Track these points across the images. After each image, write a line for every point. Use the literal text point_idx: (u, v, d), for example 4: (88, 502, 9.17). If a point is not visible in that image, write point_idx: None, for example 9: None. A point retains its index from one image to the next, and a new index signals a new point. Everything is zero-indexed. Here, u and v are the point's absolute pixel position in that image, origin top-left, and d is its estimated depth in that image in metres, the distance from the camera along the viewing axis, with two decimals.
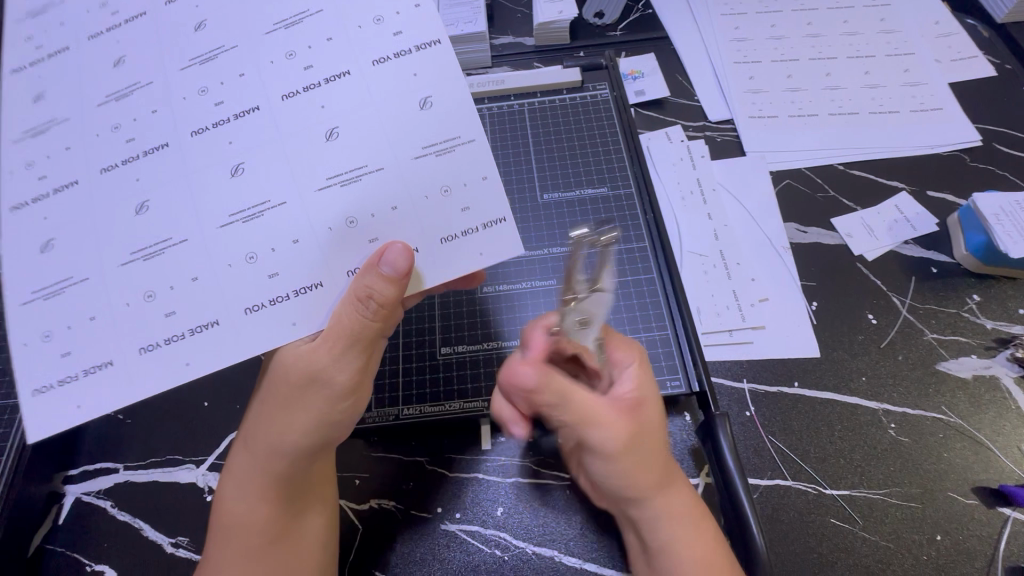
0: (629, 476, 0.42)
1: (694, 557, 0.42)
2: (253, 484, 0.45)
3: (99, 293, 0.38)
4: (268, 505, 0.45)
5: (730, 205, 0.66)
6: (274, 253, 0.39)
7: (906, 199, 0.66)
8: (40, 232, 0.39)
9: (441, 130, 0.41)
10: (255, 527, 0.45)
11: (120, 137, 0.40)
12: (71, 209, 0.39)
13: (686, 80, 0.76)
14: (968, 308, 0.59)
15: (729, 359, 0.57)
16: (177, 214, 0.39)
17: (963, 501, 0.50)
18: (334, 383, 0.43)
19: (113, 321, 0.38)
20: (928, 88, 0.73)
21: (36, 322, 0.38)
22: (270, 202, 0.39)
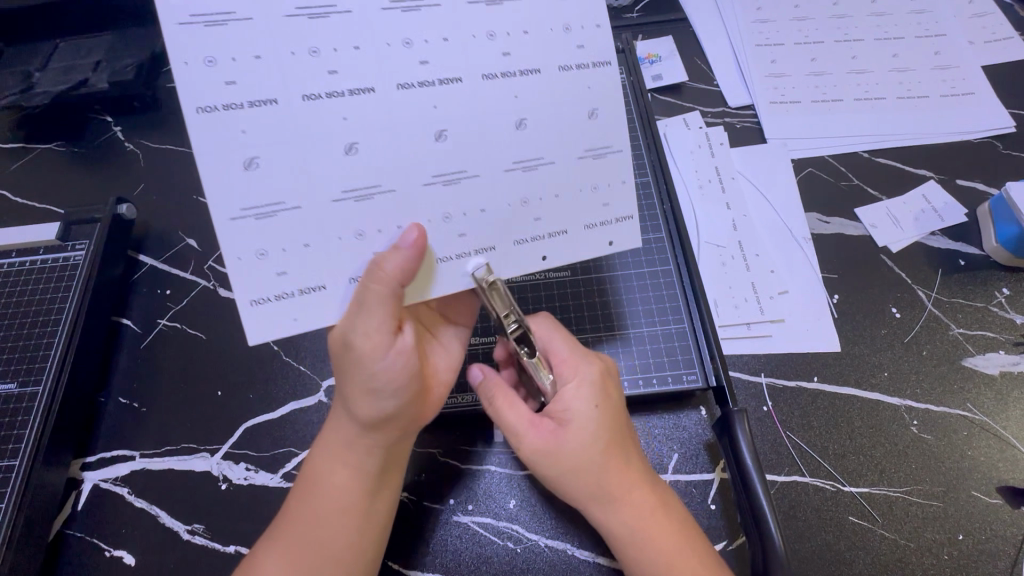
0: (601, 472, 0.43)
1: (662, 556, 0.42)
2: (337, 453, 0.44)
3: (311, 222, 0.37)
4: (349, 476, 0.44)
5: (750, 194, 0.64)
6: (467, 218, 0.40)
7: (934, 188, 0.64)
8: (241, 146, 0.35)
9: (610, 132, 0.42)
10: (332, 499, 0.44)
11: (219, 75, 0.34)
12: (275, 131, 0.35)
13: (706, 64, 0.73)
14: (996, 302, 0.57)
15: (748, 352, 0.56)
16: (387, 161, 0.37)
17: (986, 501, 0.49)
18: (399, 365, 0.41)
19: (324, 250, 0.38)
20: (960, 71, 0.70)
21: (247, 239, 0.37)
22: (467, 174, 0.39)
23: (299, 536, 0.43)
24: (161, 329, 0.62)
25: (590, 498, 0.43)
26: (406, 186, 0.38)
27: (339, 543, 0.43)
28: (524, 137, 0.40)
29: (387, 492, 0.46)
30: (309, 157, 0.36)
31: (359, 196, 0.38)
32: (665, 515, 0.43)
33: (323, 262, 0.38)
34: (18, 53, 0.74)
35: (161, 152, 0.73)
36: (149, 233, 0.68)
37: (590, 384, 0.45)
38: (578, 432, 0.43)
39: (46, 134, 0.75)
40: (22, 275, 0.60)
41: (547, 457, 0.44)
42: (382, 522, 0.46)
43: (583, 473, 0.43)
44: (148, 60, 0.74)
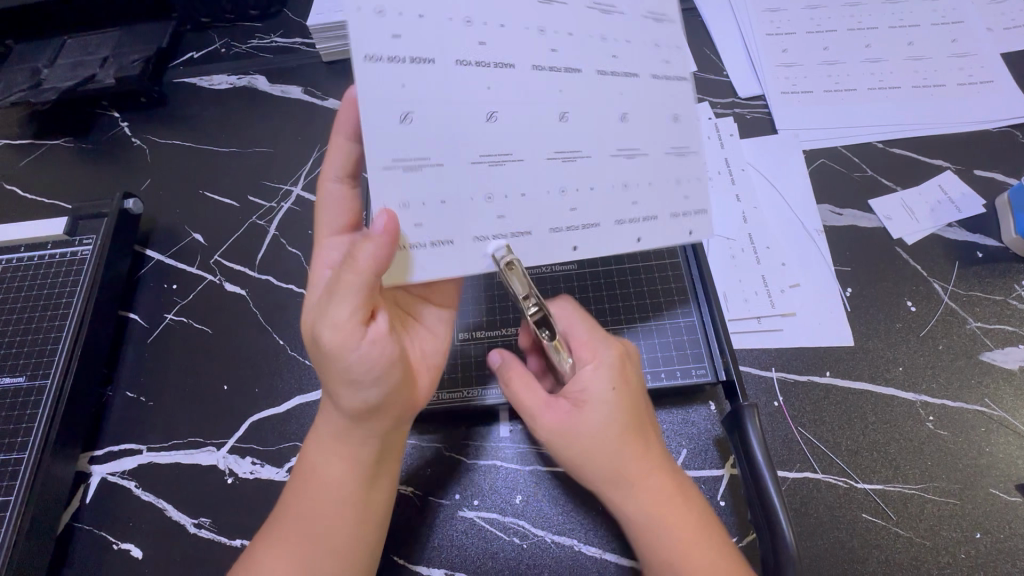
0: (620, 455, 0.42)
1: (680, 541, 0.41)
2: (326, 446, 0.43)
3: (451, 179, 0.38)
4: (341, 469, 0.43)
5: (761, 186, 0.63)
6: (576, 195, 0.41)
7: (950, 179, 0.62)
8: (399, 100, 0.36)
9: (640, 134, 0.42)
10: (323, 492, 0.43)
11: (384, 27, 0.36)
12: (431, 88, 0.37)
13: (716, 55, 0.72)
14: (1016, 295, 0.56)
15: (758, 347, 0.55)
16: (518, 129, 0.39)
17: (1005, 499, 0.47)
18: (373, 355, 0.38)
19: (458, 207, 0.39)
20: (978, 59, 0.68)
21: (394, 190, 0.37)
22: (580, 154, 0.40)
23: (294, 530, 0.42)
24: (167, 323, 0.62)
25: (607, 481, 0.43)
26: (531, 156, 0.40)
27: (334, 538, 0.42)
28: (624, 127, 0.41)
29: (383, 484, 0.45)
30: (454, 118, 0.38)
31: (495, 162, 0.39)
32: (679, 504, 0.42)
33: (453, 220, 0.39)
34: (26, 50, 0.74)
35: (169, 148, 0.73)
36: (155, 229, 0.68)
37: (609, 366, 0.44)
38: (595, 414, 0.43)
39: (55, 130, 0.75)
40: (31, 269, 0.60)
41: (560, 437, 0.44)
42: (381, 513, 0.45)
43: (599, 456, 0.43)
44: (154, 54, 0.73)
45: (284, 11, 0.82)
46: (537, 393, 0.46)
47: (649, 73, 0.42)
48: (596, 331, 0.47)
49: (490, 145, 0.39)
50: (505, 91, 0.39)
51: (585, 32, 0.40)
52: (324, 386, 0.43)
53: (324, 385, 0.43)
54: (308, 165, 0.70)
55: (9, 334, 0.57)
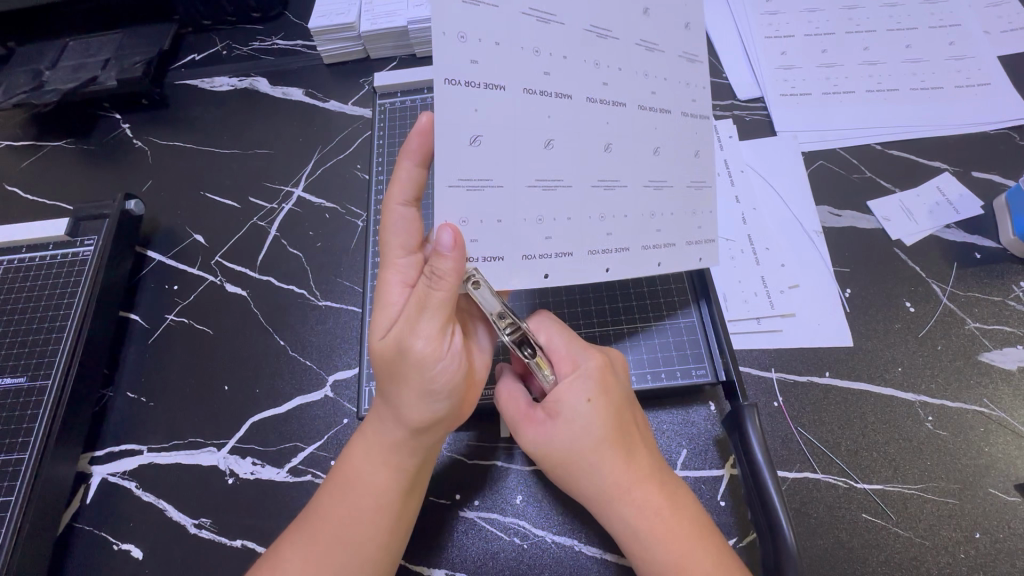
0: (606, 470, 0.43)
1: (671, 558, 0.41)
2: (380, 450, 0.43)
3: (507, 199, 0.38)
4: (388, 475, 0.43)
5: (760, 187, 0.63)
6: (610, 221, 0.42)
7: (948, 180, 0.62)
8: (467, 124, 0.36)
9: (667, 168, 0.45)
10: (368, 494, 0.43)
11: (465, 53, 0.35)
12: (501, 114, 0.36)
13: (715, 58, 0.72)
14: (1014, 296, 0.56)
15: (758, 348, 0.55)
16: (571, 155, 0.39)
17: (1004, 499, 0.48)
18: (450, 367, 0.40)
19: (512, 226, 0.39)
20: (975, 62, 0.69)
21: (454, 207, 0.37)
22: (620, 182, 0.42)
23: (331, 531, 0.42)
24: (168, 324, 0.62)
25: (596, 496, 0.43)
26: (578, 181, 0.40)
27: (369, 543, 0.42)
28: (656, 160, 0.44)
29: (417, 496, 0.46)
30: (516, 142, 0.37)
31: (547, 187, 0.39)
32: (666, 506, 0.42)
33: (505, 238, 0.39)
34: (28, 52, 0.75)
35: (171, 149, 0.73)
36: (157, 230, 0.68)
37: (587, 378, 0.45)
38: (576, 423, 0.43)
39: (57, 131, 0.75)
40: (33, 270, 0.60)
41: (545, 454, 0.44)
42: (409, 524, 0.45)
43: (583, 470, 0.43)
44: (156, 56, 0.74)
45: (285, 13, 0.82)
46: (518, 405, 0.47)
47: (679, 113, 0.44)
48: (574, 340, 0.48)
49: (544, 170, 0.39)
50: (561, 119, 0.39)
51: (632, 68, 0.41)
52: (382, 391, 0.43)
53: (383, 390, 0.43)
54: (309, 166, 0.71)
55: (11, 335, 0.58)
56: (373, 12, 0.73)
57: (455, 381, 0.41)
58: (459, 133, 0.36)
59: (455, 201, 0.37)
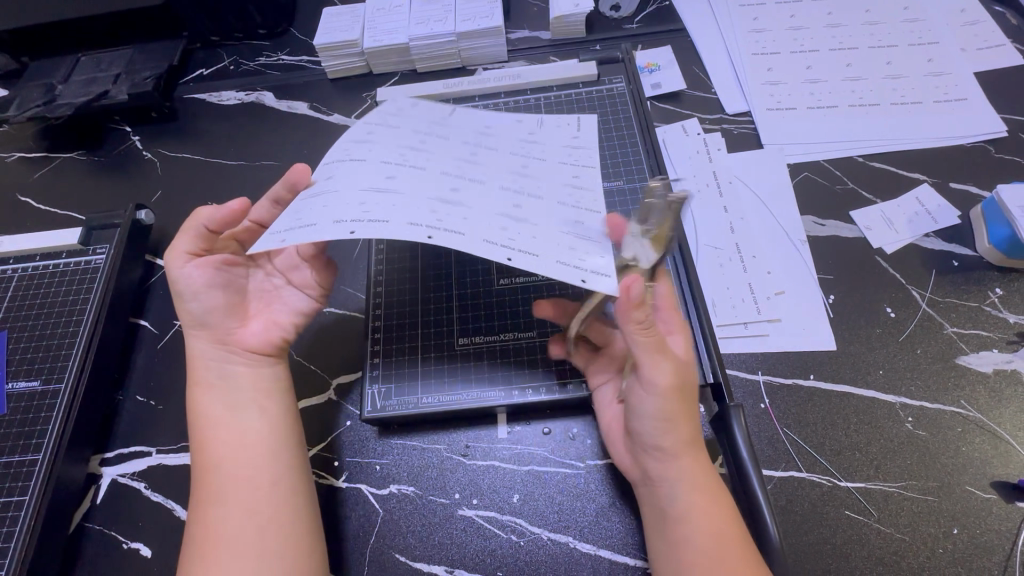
0: (690, 419, 0.46)
1: (716, 514, 0.44)
2: (253, 398, 0.52)
3: (384, 206, 0.43)
4: (261, 416, 0.51)
5: (747, 197, 0.66)
6: (484, 249, 0.40)
7: (927, 191, 0.65)
8: (389, 167, 0.46)
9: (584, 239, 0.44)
10: (250, 441, 0.49)
11: (432, 144, 0.50)
12: (416, 175, 0.46)
13: (704, 73, 0.75)
14: (990, 302, 0.58)
15: (746, 351, 0.57)
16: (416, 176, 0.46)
17: (981, 496, 0.50)
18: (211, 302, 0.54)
19: (373, 214, 0.42)
20: (952, 78, 0.72)
21: (344, 201, 0.43)
22: (507, 229, 0.43)
23: (233, 482, 0.47)
24: (176, 330, 0.64)
25: (687, 440, 0.46)
26: (461, 217, 0.43)
27: (266, 475, 0.48)
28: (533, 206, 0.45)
29: (258, 408, 0.51)
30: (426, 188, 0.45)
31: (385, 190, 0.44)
32: (712, 488, 0.45)
33: (357, 229, 0.41)
34: (43, 67, 0.77)
35: (179, 161, 0.76)
36: (165, 238, 0.70)
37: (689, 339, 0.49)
38: (679, 391, 0.45)
39: (69, 144, 0.78)
40: (45, 278, 0.63)
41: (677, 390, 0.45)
42: (274, 438, 0.50)
43: (691, 415, 0.46)
44: (166, 71, 0.76)
45: (290, 29, 0.85)
46: (646, 312, 0.46)
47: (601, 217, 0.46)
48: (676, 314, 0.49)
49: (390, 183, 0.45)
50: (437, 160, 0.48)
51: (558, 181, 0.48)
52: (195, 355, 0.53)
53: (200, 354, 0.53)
54: None
55: (25, 340, 0.60)
56: (376, 30, 0.76)
57: (212, 299, 0.54)
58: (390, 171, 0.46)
59: (343, 196, 0.44)
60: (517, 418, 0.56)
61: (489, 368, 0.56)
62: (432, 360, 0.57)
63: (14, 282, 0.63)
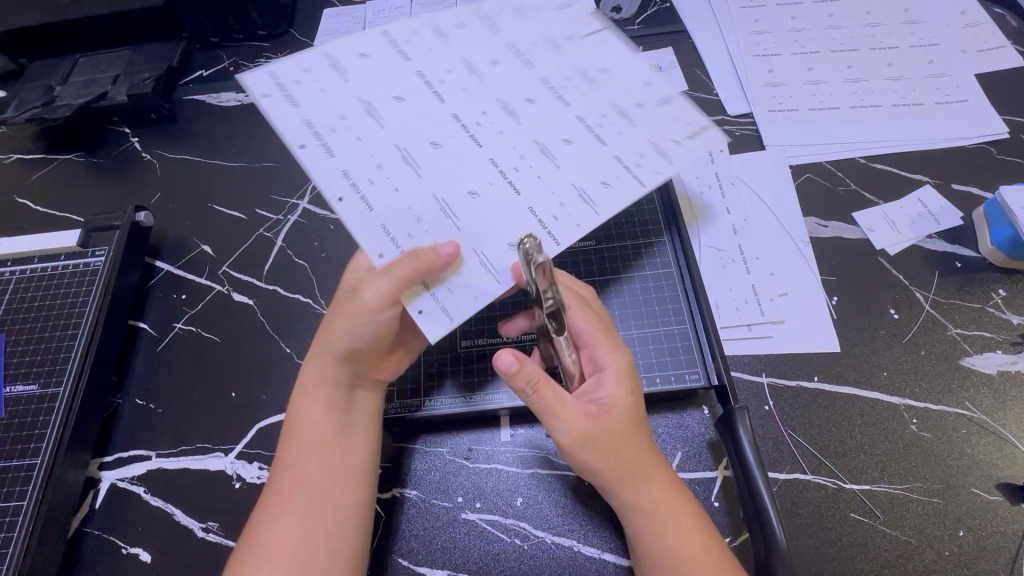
0: (612, 459, 0.44)
1: (672, 545, 0.43)
2: (355, 417, 0.50)
3: (365, 123, 0.47)
4: (362, 435, 0.49)
5: (749, 198, 0.66)
6: (359, 206, 0.44)
7: (929, 192, 0.65)
8: (411, 90, 0.49)
9: (498, 252, 0.43)
10: (342, 458, 0.48)
11: (481, 66, 0.52)
12: (423, 112, 0.48)
13: (706, 74, 0.75)
14: (993, 303, 0.58)
15: (749, 353, 0.57)
16: (421, 106, 0.49)
17: (986, 497, 0.50)
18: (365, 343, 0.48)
19: (340, 131, 0.47)
20: (953, 79, 0.72)
21: (345, 101, 0.48)
22: (438, 205, 0.44)
23: (317, 499, 0.46)
24: (176, 332, 0.64)
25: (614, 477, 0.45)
26: (409, 176, 0.45)
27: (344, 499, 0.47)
28: (474, 204, 0.45)
29: (366, 427, 0.50)
30: (424, 126, 0.48)
31: (374, 116, 0.48)
32: (666, 516, 0.44)
33: (318, 147, 0.45)
34: (42, 69, 0.77)
35: (179, 162, 0.75)
36: (165, 240, 0.70)
37: (625, 378, 0.46)
38: (596, 438, 0.44)
39: (68, 145, 0.77)
40: (44, 280, 0.62)
41: (585, 440, 0.44)
42: (356, 465, 0.48)
43: (615, 451, 0.44)
44: (166, 73, 0.76)
45: (290, 31, 0.85)
46: (532, 376, 0.43)
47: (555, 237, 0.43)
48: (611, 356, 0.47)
49: (381, 109, 0.48)
50: (459, 107, 0.49)
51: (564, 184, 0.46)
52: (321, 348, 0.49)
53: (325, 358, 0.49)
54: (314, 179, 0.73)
55: (23, 343, 0.59)
56: None
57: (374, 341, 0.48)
58: (412, 96, 0.49)
59: (354, 96, 0.48)
60: (520, 421, 0.56)
61: (492, 370, 0.56)
62: (435, 363, 0.57)
63: (12, 285, 0.63)
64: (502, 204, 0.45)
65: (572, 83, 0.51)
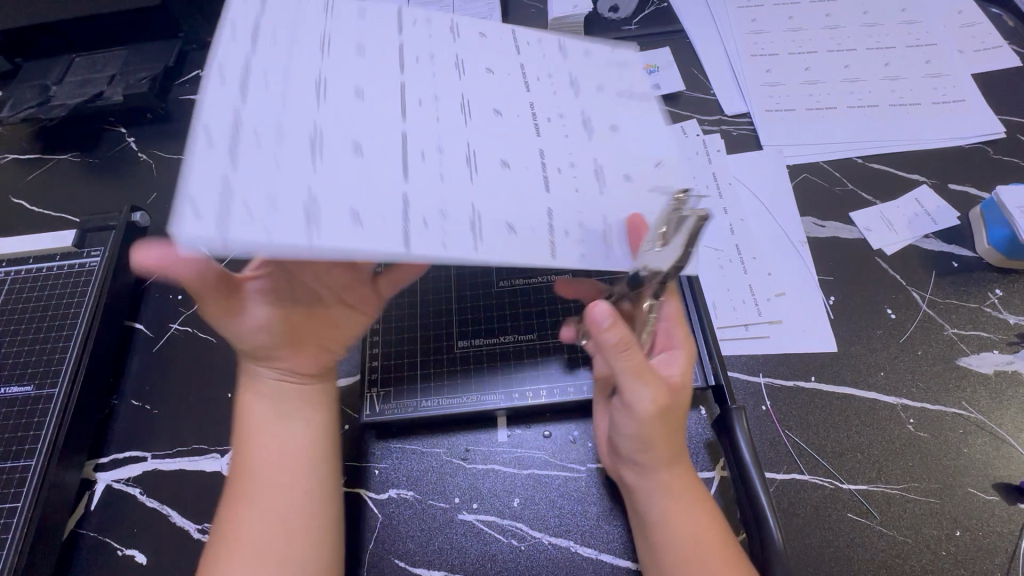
0: (668, 436, 0.44)
1: (689, 531, 0.44)
2: (296, 417, 0.50)
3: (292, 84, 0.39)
4: (304, 432, 0.49)
5: (746, 199, 0.65)
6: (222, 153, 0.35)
7: (927, 192, 0.65)
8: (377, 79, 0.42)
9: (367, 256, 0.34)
10: (286, 455, 0.48)
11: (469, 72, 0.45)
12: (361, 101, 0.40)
13: (703, 74, 0.75)
14: (990, 303, 0.58)
15: (746, 353, 0.57)
16: (375, 67, 0.42)
17: (983, 497, 0.50)
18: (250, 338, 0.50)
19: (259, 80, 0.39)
20: (951, 79, 0.72)
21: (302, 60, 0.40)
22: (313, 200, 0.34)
23: (268, 501, 0.46)
24: (172, 333, 0.64)
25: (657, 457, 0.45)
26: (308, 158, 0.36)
27: (298, 494, 0.46)
28: (352, 162, 0.37)
29: (305, 418, 0.50)
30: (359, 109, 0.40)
31: (324, 49, 0.42)
32: (688, 501, 0.45)
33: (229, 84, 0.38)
34: (37, 68, 0.77)
35: (176, 163, 0.75)
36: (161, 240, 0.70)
37: (688, 360, 0.47)
38: (669, 411, 0.44)
39: (63, 145, 0.77)
40: (39, 281, 0.62)
41: (661, 410, 0.43)
42: (309, 455, 0.48)
43: (673, 429, 0.45)
44: (162, 73, 0.76)
45: None
46: (624, 334, 0.42)
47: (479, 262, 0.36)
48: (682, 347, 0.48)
49: (336, 49, 0.42)
50: (416, 85, 0.42)
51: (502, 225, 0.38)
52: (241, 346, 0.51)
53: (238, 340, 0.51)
54: None
55: (18, 344, 0.59)
56: None
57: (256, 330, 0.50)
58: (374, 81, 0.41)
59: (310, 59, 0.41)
60: (517, 422, 0.56)
61: (489, 371, 0.56)
62: (432, 363, 0.56)
63: (7, 285, 0.62)
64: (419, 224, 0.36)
65: (560, 123, 0.43)
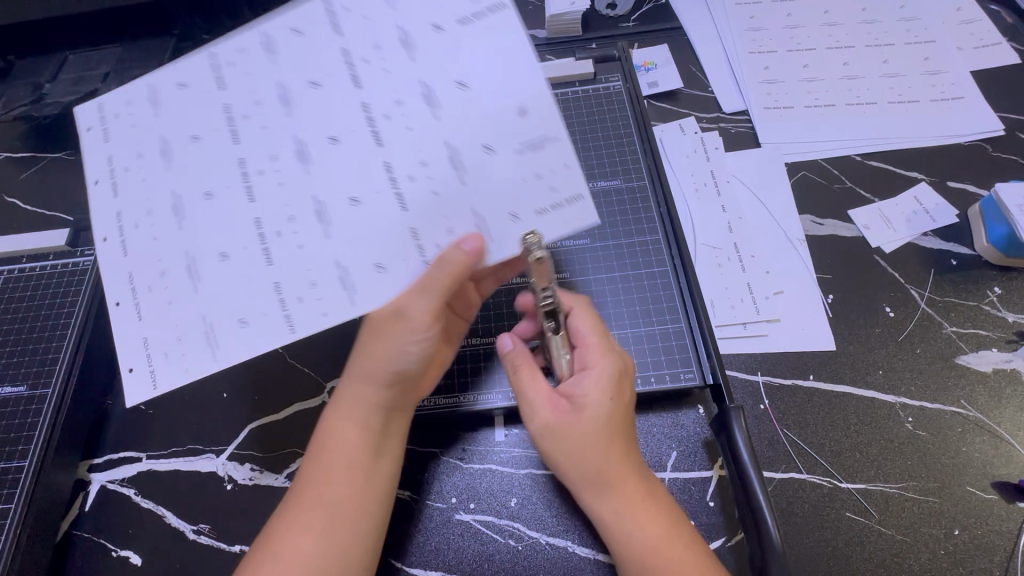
0: (582, 459, 0.44)
1: (640, 549, 0.43)
2: (382, 441, 0.47)
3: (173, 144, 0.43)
4: (385, 460, 0.47)
5: (744, 197, 0.65)
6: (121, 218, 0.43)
7: (925, 190, 0.65)
8: (252, 114, 0.42)
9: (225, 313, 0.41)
10: (348, 479, 0.45)
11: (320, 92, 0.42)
12: (211, 150, 0.42)
13: (701, 71, 0.75)
14: (989, 301, 0.58)
15: (743, 352, 0.57)
16: (214, 149, 0.42)
17: (981, 496, 0.49)
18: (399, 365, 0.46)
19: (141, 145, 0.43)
20: (950, 76, 0.72)
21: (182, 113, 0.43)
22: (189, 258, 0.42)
23: (326, 526, 0.44)
24: None
25: (586, 478, 0.45)
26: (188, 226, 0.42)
27: (355, 522, 0.44)
28: (221, 270, 0.41)
29: (391, 449, 0.48)
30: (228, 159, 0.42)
31: (163, 155, 0.42)
32: (642, 518, 0.44)
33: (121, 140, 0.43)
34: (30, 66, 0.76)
35: None
36: None
37: (606, 378, 0.45)
38: (562, 434, 0.45)
39: (56, 143, 0.76)
40: (33, 280, 0.61)
41: (553, 431, 0.45)
42: (376, 487, 0.46)
43: (586, 451, 0.44)
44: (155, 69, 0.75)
45: None
46: (516, 361, 0.49)
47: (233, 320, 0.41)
48: (602, 360, 0.46)
49: (171, 146, 0.42)
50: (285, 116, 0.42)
51: (319, 268, 0.41)
52: (357, 361, 0.47)
53: (361, 358, 0.47)
54: None
55: (10, 344, 0.58)
56: None
57: (405, 360, 0.46)
58: (255, 115, 0.42)
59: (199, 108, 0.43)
60: (513, 421, 0.55)
61: (485, 370, 0.56)
62: None
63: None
64: (220, 275, 0.41)
65: (415, 122, 0.41)
